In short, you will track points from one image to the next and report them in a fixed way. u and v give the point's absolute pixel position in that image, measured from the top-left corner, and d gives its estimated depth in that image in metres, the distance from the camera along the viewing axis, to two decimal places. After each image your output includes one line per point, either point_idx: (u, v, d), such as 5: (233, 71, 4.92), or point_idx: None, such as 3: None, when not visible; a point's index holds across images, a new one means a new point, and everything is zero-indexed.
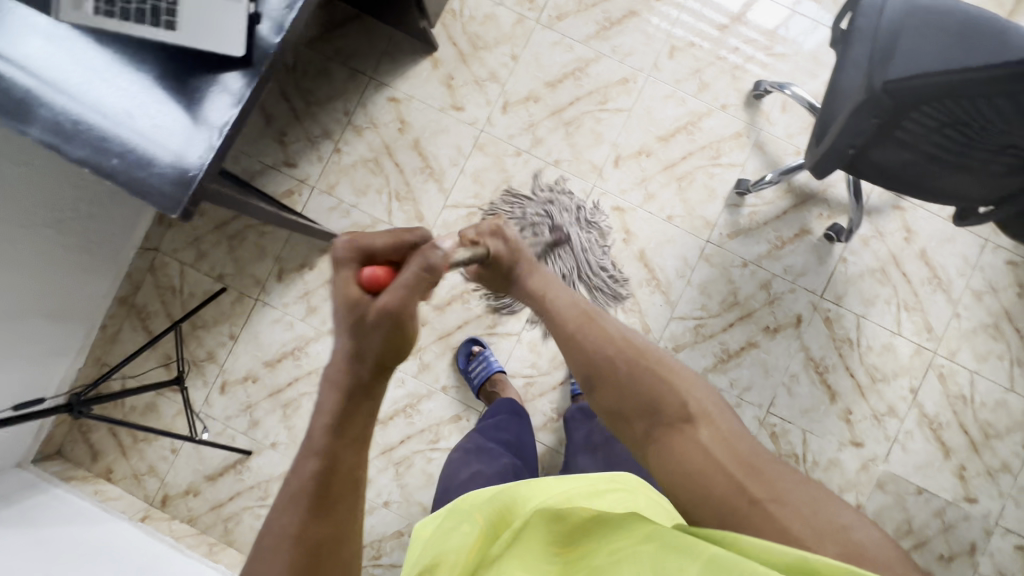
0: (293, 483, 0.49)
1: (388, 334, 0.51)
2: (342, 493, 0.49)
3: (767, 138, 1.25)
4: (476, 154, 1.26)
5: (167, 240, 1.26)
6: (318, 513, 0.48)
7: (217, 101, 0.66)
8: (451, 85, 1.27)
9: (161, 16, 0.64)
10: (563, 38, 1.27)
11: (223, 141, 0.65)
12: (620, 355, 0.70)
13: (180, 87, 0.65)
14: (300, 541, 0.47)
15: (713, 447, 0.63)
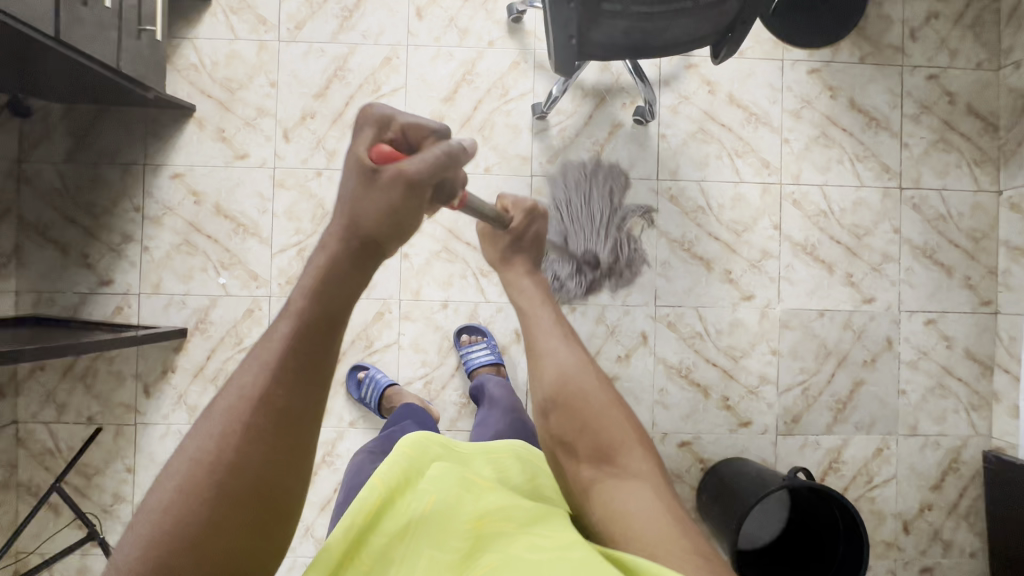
0: (265, 348, 0.47)
1: (397, 204, 0.48)
2: (312, 370, 0.47)
3: (543, 55, 1.24)
4: (280, 192, 1.22)
5: (22, 408, 1.21)
6: (284, 379, 0.46)
7: None
8: (225, 138, 1.22)
9: None
10: (311, 46, 1.23)
11: None
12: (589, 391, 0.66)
13: None
14: (261, 403, 0.45)
15: (656, 504, 0.58)
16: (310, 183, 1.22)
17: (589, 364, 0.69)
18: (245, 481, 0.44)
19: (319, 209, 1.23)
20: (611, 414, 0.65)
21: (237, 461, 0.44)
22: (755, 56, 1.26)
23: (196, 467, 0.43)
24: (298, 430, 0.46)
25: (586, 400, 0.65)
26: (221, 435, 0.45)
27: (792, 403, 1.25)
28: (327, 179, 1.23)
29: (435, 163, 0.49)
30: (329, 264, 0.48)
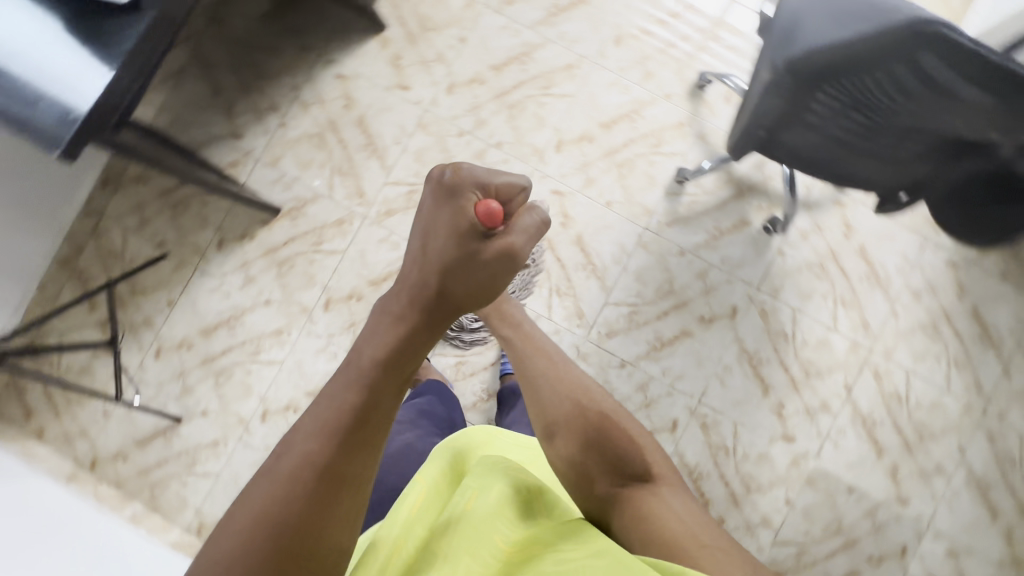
0: (328, 408, 0.45)
1: (491, 277, 0.53)
2: (377, 435, 0.46)
3: (708, 129, 1.26)
4: (419, 133, 1.27)
5: (111, 206, 1.27)
6: (350, 443, 0.44)
7: (117, 36, 0.72)
8: (398, 65, 1.28)
9: None
10: (510, 23, 1.28)
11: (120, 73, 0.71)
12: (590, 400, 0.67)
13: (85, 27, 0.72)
14: (322, 471, 0.43)
15: (674, 511, 0.57)
16: (449, 138, 1.27)
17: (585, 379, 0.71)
18: (302, 537, 0.42)
19: (445, 164, 1.27)
20: (614, 419, 0.66)
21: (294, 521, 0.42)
22: (902, 223, 1.25)
23: (250, 522, 0.41)
24: (356, 492, 0.45)
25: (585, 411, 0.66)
26: (277, 497, 0.42)
27: (782, 559, 1.21)
28: (466, 142, 1.26)
29: (529, 236, 0.54)
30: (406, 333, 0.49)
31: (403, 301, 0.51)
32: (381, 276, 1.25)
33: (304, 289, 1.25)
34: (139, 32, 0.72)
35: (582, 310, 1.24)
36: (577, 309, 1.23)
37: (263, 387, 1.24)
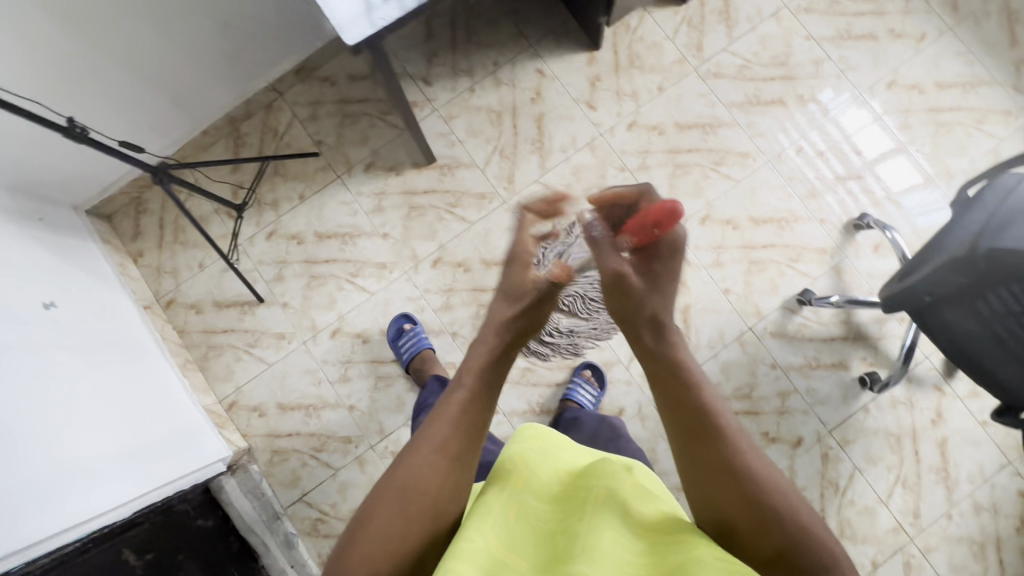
0: (443, 405, 0.59)
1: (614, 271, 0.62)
2: (478, 426, 0.59)
3: (847, 266, 1.27)
4: (586, 151, 1.31)
5: (293, 92, 1.34)
6: (460, 428, 0.58)
7: None
8: (595, 85, 1.34)
9: None
10: (709, 93, 1.33)
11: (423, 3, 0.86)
12: (748, 467, 0.55)
13: None
14: (442, 450, 0.56)
15: None
16: (610, 168, 1.31)
17: (742, 434, 0.57)
18: (429, 502, 0.55)
19: (596, 188, 1.30)
20: (776, 487, 0.54)
21: (423, 488, 0.55)
22: (992, 436, 1.23)
23: (394, 488, 0.54)
24: (465, 468, 0.58)
25: (742, 480, 0.54)
26: (408, 475, 0.55)
27: None
28: (623, 178, 1.30)
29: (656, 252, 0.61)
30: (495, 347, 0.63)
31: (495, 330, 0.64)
32: (494, 260, 1.28)
33: (421, 239, 1.29)
34: None
35: None
36: None
37: (345, 307, 1.28)
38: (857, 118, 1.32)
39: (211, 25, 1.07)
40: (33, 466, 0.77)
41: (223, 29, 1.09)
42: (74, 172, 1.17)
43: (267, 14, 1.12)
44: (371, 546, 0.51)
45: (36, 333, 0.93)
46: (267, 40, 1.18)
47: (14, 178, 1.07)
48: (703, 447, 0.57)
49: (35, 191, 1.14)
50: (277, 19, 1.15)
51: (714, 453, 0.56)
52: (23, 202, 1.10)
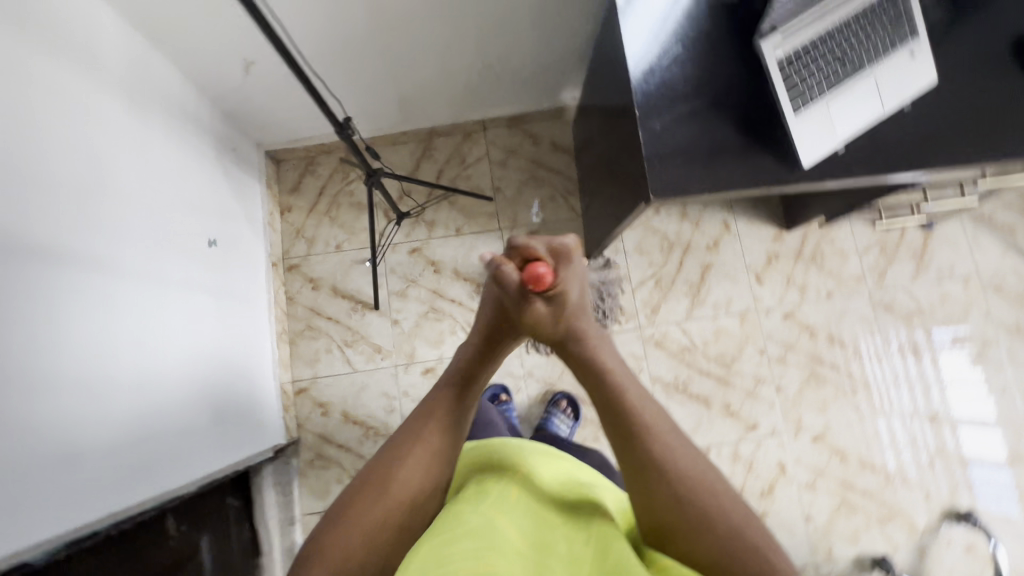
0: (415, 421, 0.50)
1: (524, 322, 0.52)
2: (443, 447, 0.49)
3: (933, 551, 1.22)
4: (736, 318, 1.30)
5: (495, 132, 1.35)
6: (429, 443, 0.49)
7: (770, 172, 0.72)
8: (771, 261, 1.33)
9: (804, 95, 0.69)
10: (872, 322, 1.32)
11: (738, 189, 0.71)
12: (673, 467, 0.43)
13: (761, 133, 0.72)
14: (409, 466, 0.47)
15: None
16: (751, 346, 1.29)
17: (670, 426, 0.46)
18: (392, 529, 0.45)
19: (729, 357, 1.28)
20: (716, 494, 0.42)
21: (385, 511, 0.45)
22: None
23: (354, 508, 0.45)
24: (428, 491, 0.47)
25: (665, 480, 0.42)
26: (376, 496, 0.45)
27: None
28: (758, 361, 1.28)
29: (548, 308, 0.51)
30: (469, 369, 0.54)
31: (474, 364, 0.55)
32: None
33: None
34: (786, 185, 0.71)
35: None
36: None
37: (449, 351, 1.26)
38: (963, 370, 1.31)
39: (475, 63, 1.10)
40: (149, 411, 0.77)
41: (481, 70, 1.12)
42: (280, 120, 1.18)
43: (522, 71, 1.15)
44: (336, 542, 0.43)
45: (195, 271, 0.94)
46: (506, 88, 1.21)
47: (234, 108, 1.10)
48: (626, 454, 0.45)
49: (240, 122, 1.15)
50: (528, 76, 1.18)
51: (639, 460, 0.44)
52: (227, 130, 1.11)
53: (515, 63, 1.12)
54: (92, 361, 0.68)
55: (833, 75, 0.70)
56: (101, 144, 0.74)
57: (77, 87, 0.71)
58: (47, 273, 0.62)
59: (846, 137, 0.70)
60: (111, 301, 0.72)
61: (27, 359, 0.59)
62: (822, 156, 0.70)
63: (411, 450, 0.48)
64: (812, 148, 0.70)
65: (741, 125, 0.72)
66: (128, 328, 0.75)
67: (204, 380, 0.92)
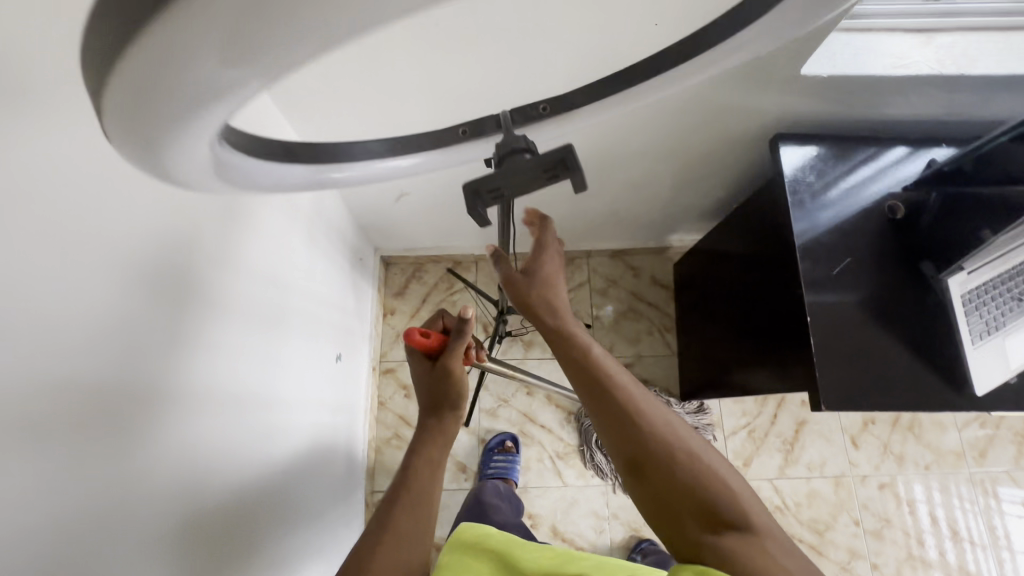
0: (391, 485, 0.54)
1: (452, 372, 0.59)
2: (418, 504, 0.53)
3: None
4: (830, 482, 1.26)
5: (598, 260, 1.39)
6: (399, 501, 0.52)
7: (941, 390, 0.71)
8: (867, 425, 1.30)
9: (979, 330, 0.72)
10: (972, 503, 1.26)
11: (910, 403, 0.71)
12: (643, 420, 0.49)
13: (931, 348, 0.73)
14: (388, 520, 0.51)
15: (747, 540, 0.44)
16: (845, 514, 1.24)
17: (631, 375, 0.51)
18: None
19: (823, 524, 1.23)
20: (665, 425, 0.49)
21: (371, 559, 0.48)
22: None
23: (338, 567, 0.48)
24: (413, 533, 0.51)
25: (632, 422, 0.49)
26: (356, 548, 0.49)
27: None
28: (853, 532, 1.23)
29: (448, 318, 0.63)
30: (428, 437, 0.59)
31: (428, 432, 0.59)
32: None
33: None
34: (957, 407, 0.71)
35: None
36: None
37: (534, 479, 1.23)
38: None
39: (604, 207, 1.14)
40: (265, 537, 0.71)
41: (607, 212, 1.17)
42: (404, 234, 1.24)
43: (645, 217, 1.20)
44: None
45: (319, 380, 0.93)
46: (623, 228, 1.26)
47: (371, 223, 1.15)
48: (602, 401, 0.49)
49: (370, 234, 1.21)
50: (647, 221, 1.23)
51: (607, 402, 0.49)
52: (358, 241, 1.17)
53: (641, 211, 1.17)
54: (237, 489, 0.64)
55: (1007, 311, 0.71)
56: (288, 278, 0.80)
57: (272, 214, 0.75)
58: (252, 414, 0.68)
59: (1018, 371, 0.70)
60: (279, 423, 0.76)
61: (188, 505, 0.54)
62: (994, 385, 0.71)
63: (388, 505, 0.52)
64: (987, 377, 0.70)
65: (911, 336, 0.73)
66: (285, 447, 0.79)
67: (308, 494, 0.87)
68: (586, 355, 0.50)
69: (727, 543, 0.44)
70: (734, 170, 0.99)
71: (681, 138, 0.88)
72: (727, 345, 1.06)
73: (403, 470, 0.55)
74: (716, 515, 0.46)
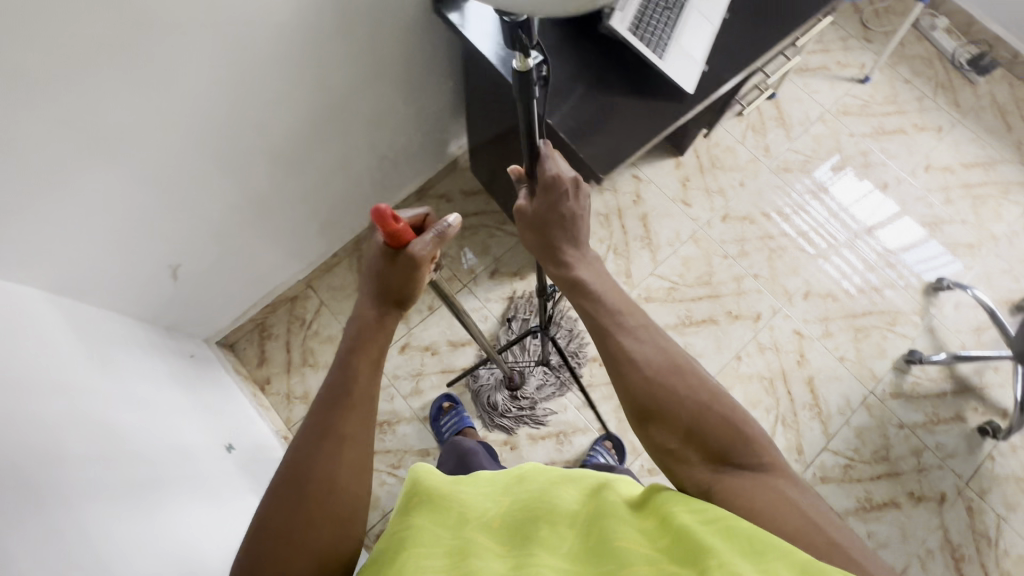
0: (329, 391, 0.52)
1: (409, 274, 0.55)
2: (358, 412, 0.51)
3: (938, 325, 1.42)
4: (690, 243, 1.44)
5: (411, 209, 1.42)
6: (335, 412, 0.51)
7: (669, 108, 0.84)
8: (685, 185, 1.50)
9: (658, 47, 0.83)
10: (783, 185, 1.52)
11: (657, 135, 0.84)
12: (651, 366, 0.56)
13: (644, 84, 0.84)
14: (323, 432, 0.50)
15: (764, 494, 0.49)
16: (715, 256, 1.43)
17: (645, 331, 0.59)
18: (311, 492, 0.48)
19: (705, 276, 1.42)
20: (684, 375, 0.55)
21: (303, 478, 0.48)
22: None
23: (275, 493, 0.48)
24: (349, 447, 0.50)
25: (644, 372, 0.56)
26: (287, 476, 0.49)
27: None
28: (727, 264, 1.43)
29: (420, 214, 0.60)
30: (361, 329, 0.55)
31: (381, 318, 0.56)
32: None
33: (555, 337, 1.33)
34: (685, 113, 0.84)
35: (802, 446, 1.30)
36: (798, 443, 1.30)
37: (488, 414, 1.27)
38: (863, 186, 1.55)
39: (371, 154, 1.15)
40: None
41: (376, 158, 1.17)
42: (218, 305, 1.15)
43: (417, 140, 1.24)
44: (264, 529, 0.46)
45: (204, 469, 0.87)
46: (409, 163, 1.28)
47: (173, 317, 1.06)
48: (622, 343, 0.58)
49: (184, 328, 1.12)
50: (421, 143, 1.26)
51: (629, 357, 0.57)
52: (176, 342, 1.09)
53: (405, 133, 1.19)
54: None
55: (668, 20, 0.85)
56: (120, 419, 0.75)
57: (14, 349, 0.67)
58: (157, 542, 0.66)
59: (703, 57, 0.85)
60: (195, 532, 0.75)
61: None
62: (696, 78, 0.84)
63: (321, 415, 0.51)
64: (687, 78, 0.83)
65: (626, 85, 0.84)
66: (217, 551, 0.77)
67: None
68: (590, 292, 0.63)
69: (734, 477, 0.51)
70: (440, 57, 1.04)
71: (368, 54, 0.91)
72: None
73: (344, 375, 0.53)
74: (725, 452, 0.52)
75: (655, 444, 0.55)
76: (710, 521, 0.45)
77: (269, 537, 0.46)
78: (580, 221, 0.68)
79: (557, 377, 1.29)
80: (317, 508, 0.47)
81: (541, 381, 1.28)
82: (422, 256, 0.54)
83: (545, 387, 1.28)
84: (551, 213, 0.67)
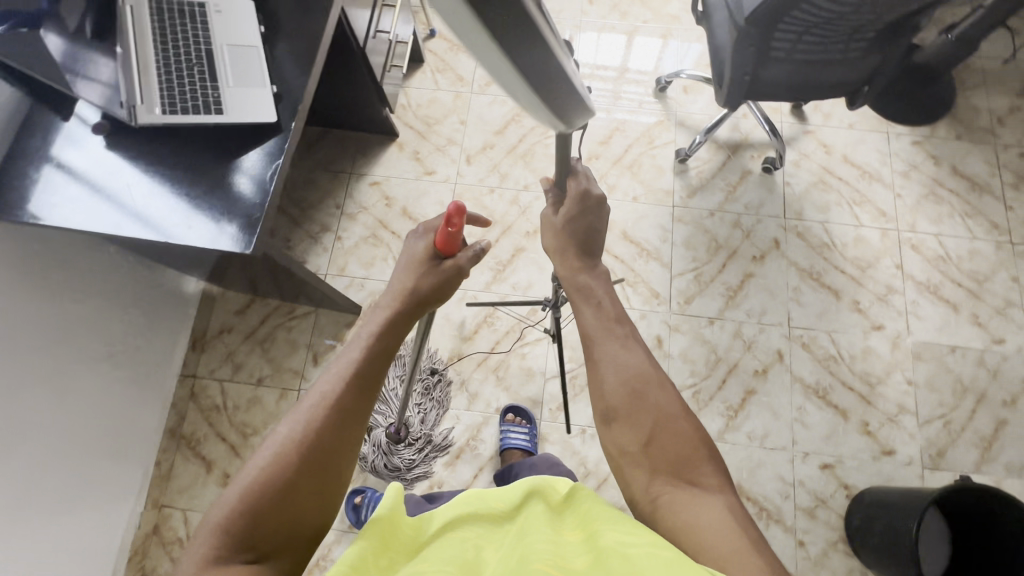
0: (341, 366, 0.55)
1: (443, 278, 0.62)
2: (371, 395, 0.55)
3: (683, 116, 1.52)
4: (457, 203, 1.44)
5: (203, 364, 1.33)
6: (357, 392, 0.54)
7: (265, 149, 0.91)
8: (419, 158, 1.48)
9: (212, 107, 0.90)
10: (496, 97, 1.54)
11: (274, 175, 0.89)
12: (640, 370, 0.60)
13: (234, 148, 0.90)
14: (337, 406, 0.52)
15: (704, 514, 0.53)
16: (484, 198, 1.45)
17: (628, 350, 0.62)
18: (318, 454, 0.51)
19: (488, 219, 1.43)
20: (662, 387, 0.60)
21: (313, 443, 0.51)
22: (863, 129, 1.48)
23: (272, 450, 0.50)
24: (356, 424, 0.53)
25: (629, 378, 0.59)
26: (296, 438, 0.51)
27: (935, 436, 1.24)
28: (498, 196, 1.45)
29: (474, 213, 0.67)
30: (387, 320, 0.58)
31: (405, 305, 0.60)
32: (472, 330, 1.34)
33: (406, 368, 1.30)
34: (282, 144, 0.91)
35: (655, 289, 1.36)
36: (651, 290, 1.36)
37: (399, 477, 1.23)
38: None
39: (81, 367, 1.03)
40: None
41: (97, 364, 1.06)
42: None
43: (132, 317, 1.15)
44: (250, 483, 0.48)
45: None
46: (151, 338, 1.20)
47: None
48: (606, 349, 0.61)
49: None
50: (142, 315, 1.18)
51: (620, 360, 0.60)
52: None
53: (104, 321, 1.08)
54: None
55: (205, 78, 0.92)
56: None
57: None
58: None
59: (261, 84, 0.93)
60: None
61: None
62: (268, 107, 0.92)
63: (332, 389, 0.53)
64: (261, 114, 0.91)
65: (221, 160, 0.89)
66: None
67: None
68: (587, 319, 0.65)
69: (679, 496, 0.55)
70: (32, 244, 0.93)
71: None
72: (270, 269, 1.11)
73: (366, 357, 0.56)
74: (678, 466, 0.56)
75: (618, 457, 0.59)
76: (630, 539, 0.51)
77: (271, 488, 0.48)
78: (598, 235, 0.70)
79: (433, 400, 1.28)
80: (312, 474, 0.50)
81: (423, 414, 1.26)
82: (457, 263, 0.63)
83: (431, 415, 1.26)
84: (569, 228, 0.69)
